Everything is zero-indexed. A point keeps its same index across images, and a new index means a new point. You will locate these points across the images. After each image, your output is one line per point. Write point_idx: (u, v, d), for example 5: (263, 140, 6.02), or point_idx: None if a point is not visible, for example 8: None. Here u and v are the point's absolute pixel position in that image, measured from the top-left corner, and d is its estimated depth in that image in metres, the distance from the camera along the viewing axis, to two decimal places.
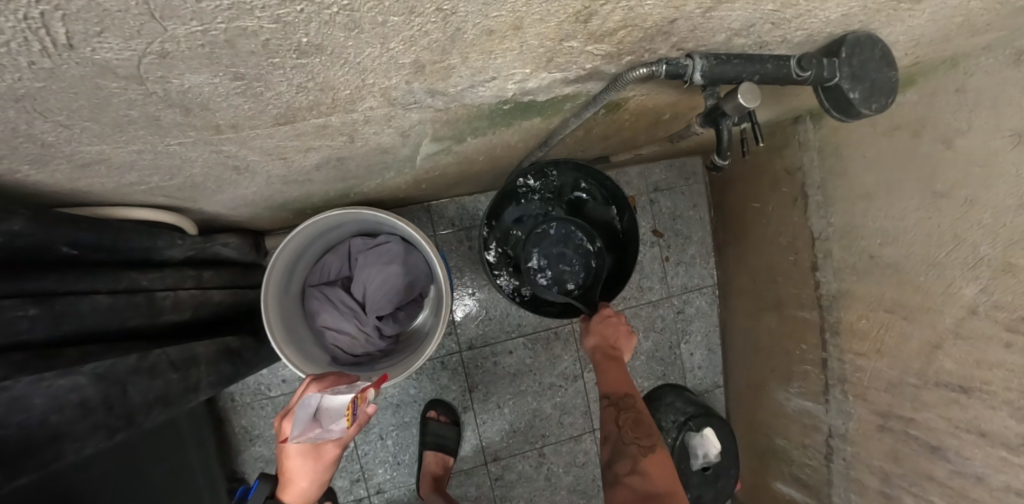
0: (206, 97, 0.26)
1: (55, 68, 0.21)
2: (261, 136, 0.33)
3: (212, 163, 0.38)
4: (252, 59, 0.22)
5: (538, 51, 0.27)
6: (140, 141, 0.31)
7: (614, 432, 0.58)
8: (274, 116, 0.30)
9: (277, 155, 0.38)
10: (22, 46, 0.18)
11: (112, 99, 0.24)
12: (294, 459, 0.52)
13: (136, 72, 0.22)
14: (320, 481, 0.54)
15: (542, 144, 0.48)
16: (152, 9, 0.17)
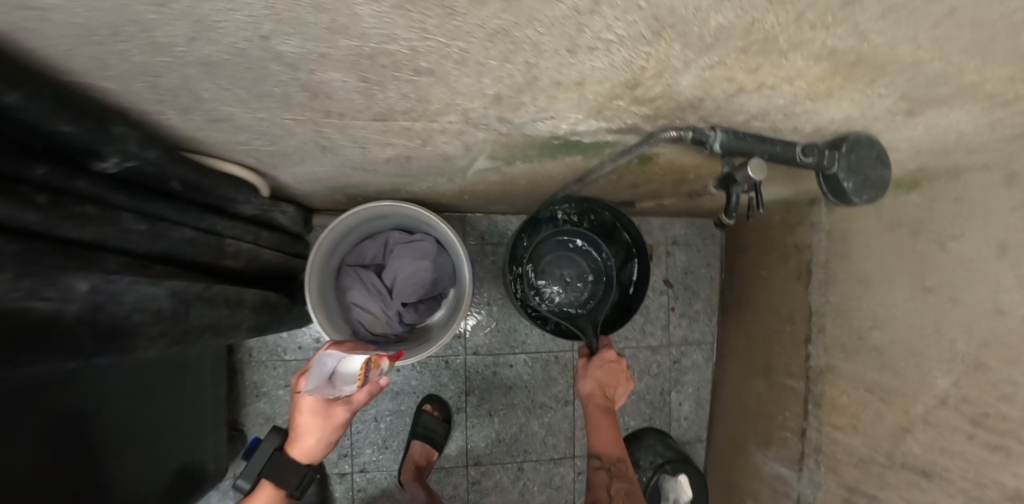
0: (333, 89, 0.34)
1: (245, 50, 0.29)
2: (356, 126, 0.41)
3: (307, 139, 0.45)
4: (381, 69, 0.30)
5: (591, 103, 0.34)
6: (266, 111, 0.39)
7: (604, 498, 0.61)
8: (374, 113, 0.38)
9: (361, 144, 0.45)
10: (237, 32, 0.26)
11: (267, 77, 0.32)
12: (307, 416, 0.59)
13: (296, 62, 0.30)
14: (326, 441, 0.61)
15: (578, 179, 0.55)
16: (335, 26, 0.25)
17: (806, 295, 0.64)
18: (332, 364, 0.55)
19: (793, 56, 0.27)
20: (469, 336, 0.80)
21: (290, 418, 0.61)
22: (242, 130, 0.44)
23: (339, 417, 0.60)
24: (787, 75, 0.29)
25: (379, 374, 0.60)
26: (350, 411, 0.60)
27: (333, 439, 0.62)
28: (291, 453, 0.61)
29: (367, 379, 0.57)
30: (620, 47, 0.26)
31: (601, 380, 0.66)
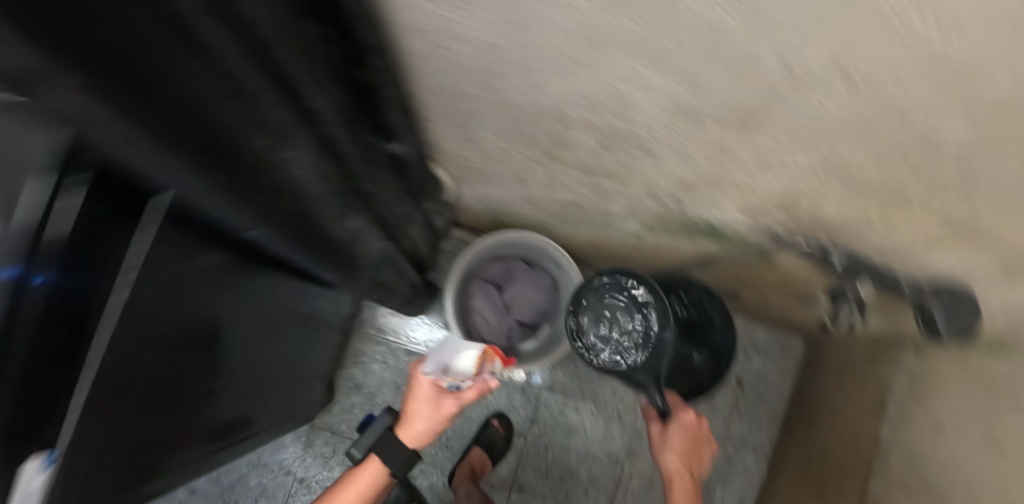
0: (570, 147, 0.49)
1: (536, 108, 0.44)
2: (561, 175, 0.56)
3: (513, 176, 0.61)
4: (618, 141, 0.45)
5: (749, 203, 0.47)
6: (503, 148, 0.55)
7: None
8: (582, 168, 0.52)
9: (550, 188, 0.60)
10: (546, 99, 0.42)
11: (532, 129, 0.48)
12: (421, 404, 0.72)
13: (563, 124, 0.45)
14: (431, 428, 0.73)
15: (699, 263, 0.67)
16: (612, 108, 0.41)
17: (875, 430, 0.68)
18: (449, 354, 0.67)
19: (916, 209, 0.38)
20: (550, 371, 0.89)
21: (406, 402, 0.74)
22: (473, 159, 0.60)
23: (446, 409, 0.73)
24: (908, 221, 0.41)
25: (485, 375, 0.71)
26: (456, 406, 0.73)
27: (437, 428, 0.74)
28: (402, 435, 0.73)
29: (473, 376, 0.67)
30: (793, 164, 0.40)
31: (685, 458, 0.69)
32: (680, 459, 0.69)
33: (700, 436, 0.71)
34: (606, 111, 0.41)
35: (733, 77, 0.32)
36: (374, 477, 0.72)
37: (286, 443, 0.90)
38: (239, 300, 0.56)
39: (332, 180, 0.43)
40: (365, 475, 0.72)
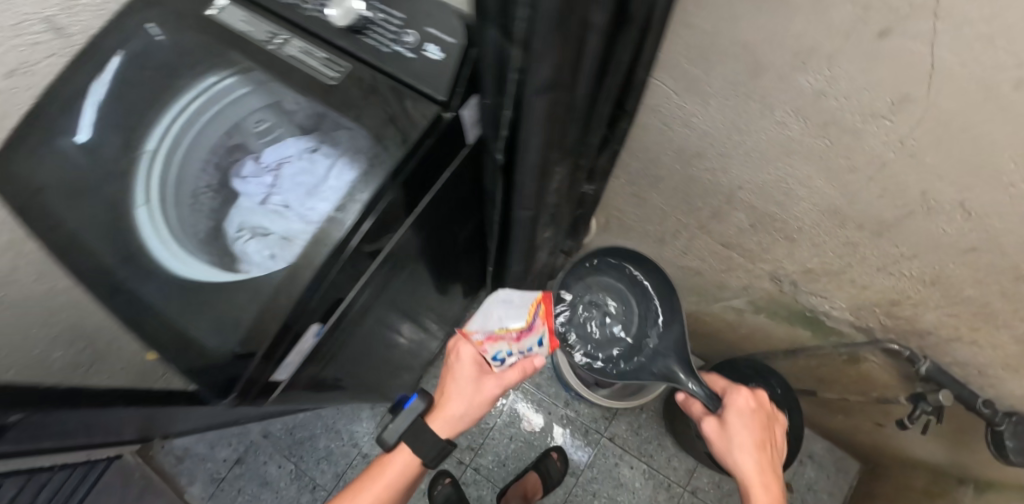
0: (722, 224, 0.65)
1: (711, 189, 0.61)
2: (700, 245, 0.71)
3: (655, 236, 0.77)
4: (766, 227, 0.61)
5: (858, 299, 0.61)
6: (659, 214, 0.71)
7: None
8: (723, 242, 0.68)
9: (684, 252, 0.76)
10: (724, 184, 0.59)
11: (698, 204, 0.65)
12: (462, 381, 0.68)
13: (725, 205, 0.62)
14: (472, 410, 0.67)
15: (791, 350, 0.79)
16: (776, 201, 0.56)
17: None
18: (500, 309, 0.76)
19: (1003, 332, 0.51)
20: (614, 423, 0.99)
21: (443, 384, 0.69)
22: (626, 217, 0.77)
23: (491, 390, 0.68)
24: (995, 341, 0.53)
25: (529, 343, 0.76)
26: (500, 386, 0.68)
27: (475, 415, 0.67)
28: (436, 425, 0.65)
29: (518, 331, 0.75)
30: (906, 273, 0.54)
31: (765, 456, 0.58)
32: (761, 455, 0.58)
33: (767, 418, 0.62)
34: (769, 202, 0.57)
35: (881, 197, 0.48)
36: (400, 466, 0.63)
37: (363, 418, 0.98)
38: (400, 283, 0.66)
39: (560, 191, 0.59)
40: (390, 468, 0.63)
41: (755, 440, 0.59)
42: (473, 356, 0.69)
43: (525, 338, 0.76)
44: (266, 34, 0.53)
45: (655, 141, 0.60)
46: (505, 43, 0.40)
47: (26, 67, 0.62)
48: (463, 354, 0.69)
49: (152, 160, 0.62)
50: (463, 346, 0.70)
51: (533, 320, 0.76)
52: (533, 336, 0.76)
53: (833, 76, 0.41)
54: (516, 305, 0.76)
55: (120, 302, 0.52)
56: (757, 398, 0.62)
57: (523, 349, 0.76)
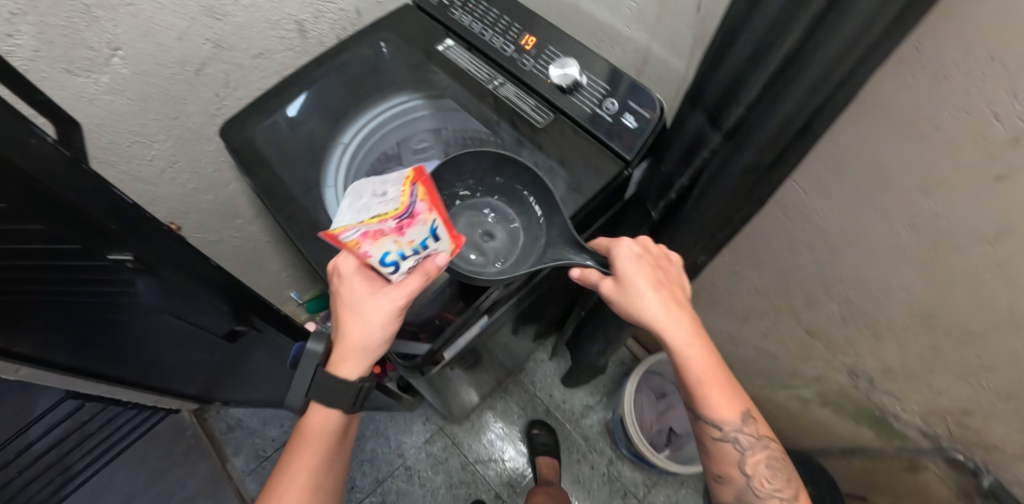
0: (815, 313, 0.75)
1: (815, 281, 0.71)
2: (788, 330, 0.82)
3: (746, 314, 0.88)
4: (857, 323, 0.70)
5: (932, 404, 0.68)
6: (758, 294, 0.82)
7: (741, 477, 0.55)
8: (812, 331, 0.77)
9: (767, 333, 0.86)
10: (827, 279, 0.69)
11: (798, 292, 0.75)
12: (358, 304, 0.52)
13: (824, 298, 0.72)
14: (384, 338, 0.54)
15: (849, 448, 0.88)
16: (873, 300, 0.66)
17: None
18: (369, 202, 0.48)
19: None
20: (652, 493, 1.00)
21: (338, 319, 0.54)
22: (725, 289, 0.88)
23: (391, 303, 0.52)
24: None
25: (421, 239, 0.48)
26: (403, 297, 0.52)
27: (386, 338, 0.55)
28: (345, 368, 0.54)
29: (402, 219, 0.46)
30: (984, 377, 0.60)
31: (673, 296, 0.54)
32: (674, 300, 0.54)
33: (668, 261, 0.56)
34: (867, 301, 0.67)
35: (971, 305, 0.56)
36: (329, 427, 0.58)
37: (412, 431, 1.05)
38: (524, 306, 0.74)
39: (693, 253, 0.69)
40: (314, 432, 0.57)
41: (652, 286, 0.53)
42: (364, 276, 0.52)
43: (415, 230, 0.47)
44: (485, 76, 0.65)
45: (778, 229, 0.71)
46: (708, 127, 0.52)
47: (269, 54, 0.73)
48: (353, 280, 0.52)
49: (343, 152, 0.70)
50: (344, 259, 0.52)
51: (413, 205, 0.46)
52: (425, 226, 0.47)
53: (950, 198, 0.51)
54: (391, 191, 0.48)
55: (323, 255, 0.62)
56: (640, 243, 0.55)
57: (419, 247, 0.49)
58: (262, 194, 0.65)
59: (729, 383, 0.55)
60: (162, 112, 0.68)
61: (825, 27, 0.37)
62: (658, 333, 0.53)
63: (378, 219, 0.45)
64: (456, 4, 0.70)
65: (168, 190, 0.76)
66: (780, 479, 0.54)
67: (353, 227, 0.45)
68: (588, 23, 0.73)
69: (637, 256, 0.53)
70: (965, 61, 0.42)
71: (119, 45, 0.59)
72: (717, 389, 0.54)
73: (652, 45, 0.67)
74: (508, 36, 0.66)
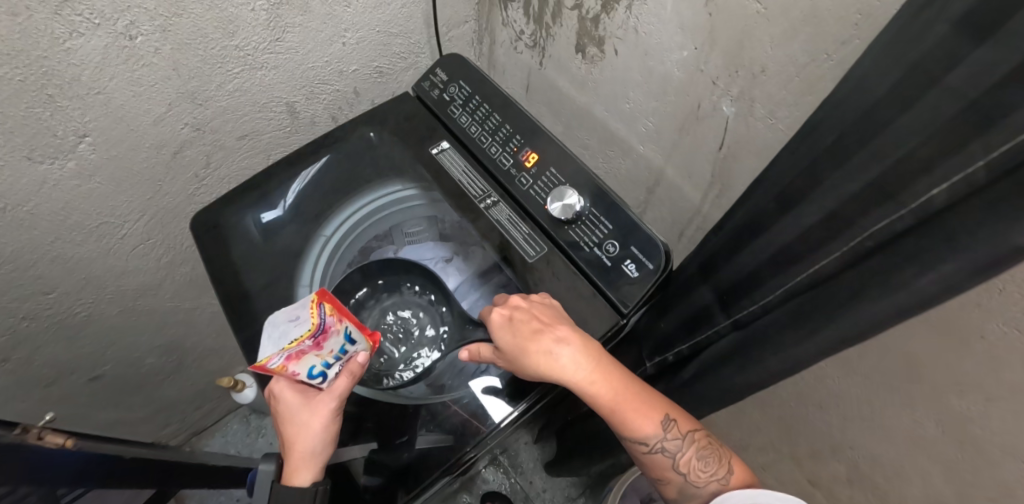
0: (821, 464, 0.69)
1: (823, 435, 0.66)
2: (788, 469, 0.76)
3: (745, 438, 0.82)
4: (865, 488, 0.64)
5: None
6: (759, 427, 0.76)
7: (679, 477, 0.51)
8: (814, 477, 0.72)
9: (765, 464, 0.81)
10: (836, 436, 0.64)
11: (802, 438, 0.69)
12: (291, 414, 0.50)
13: (831, 452, 0.66)
14: (327, 439, 0.50)
15: None
16: (886, 474, 0.60)
17: None
18: (282, 323, 0.46)
19: None
20: None
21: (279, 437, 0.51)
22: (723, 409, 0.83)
23: (325, 404, 0.49)
24: None
25: (340, 347, 0.47)
26: (336, 398, 0.50)
27: (331, 440, 0.51)
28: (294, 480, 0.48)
29: (317, 337, 0.44)
30: None
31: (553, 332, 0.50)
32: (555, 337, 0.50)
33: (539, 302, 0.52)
34: (876, 469, 0.61)
35: None
36: None
37: None
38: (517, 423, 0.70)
39: None
40: None
41: (523, 340, 0.49)
42: (295, 389, 0.50)
43: (332, 342, 0.46)
44: (478, 192, 0.62)
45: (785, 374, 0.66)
46: (716, 306, 0.46)
47: (255, 135, 0.69)
48: (283, 396, 0.50)
49: (326, 244, 0.66)
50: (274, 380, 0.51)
51: (325, 321, 0.44)
52: (341, 335, 0.46)
53: (987, 411, 0.44)
54: (301, 311, 0.45)
55: None
56: (508, 305, 0.52)
57: (340, 354, 0.48)
58: (226, 299, 0.60)
59: (637, 391, 0.50)
60: (136, 194, 0.64)
61: (866, 270, 0.31)
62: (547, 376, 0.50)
63: (294, 343, 0.42)
64: (457, 102, 0.66)
65: (139, 265, 0.72)
66: (715, 464, 0.50)
67: (274, 353, 0.43)
68: (601, 130, 0.69)
69: (509, 322, 0.51)
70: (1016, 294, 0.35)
71: (87, 132, 0.54)
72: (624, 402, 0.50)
73: (666, 167, 0.62)
74: (508, 149, 0.62)
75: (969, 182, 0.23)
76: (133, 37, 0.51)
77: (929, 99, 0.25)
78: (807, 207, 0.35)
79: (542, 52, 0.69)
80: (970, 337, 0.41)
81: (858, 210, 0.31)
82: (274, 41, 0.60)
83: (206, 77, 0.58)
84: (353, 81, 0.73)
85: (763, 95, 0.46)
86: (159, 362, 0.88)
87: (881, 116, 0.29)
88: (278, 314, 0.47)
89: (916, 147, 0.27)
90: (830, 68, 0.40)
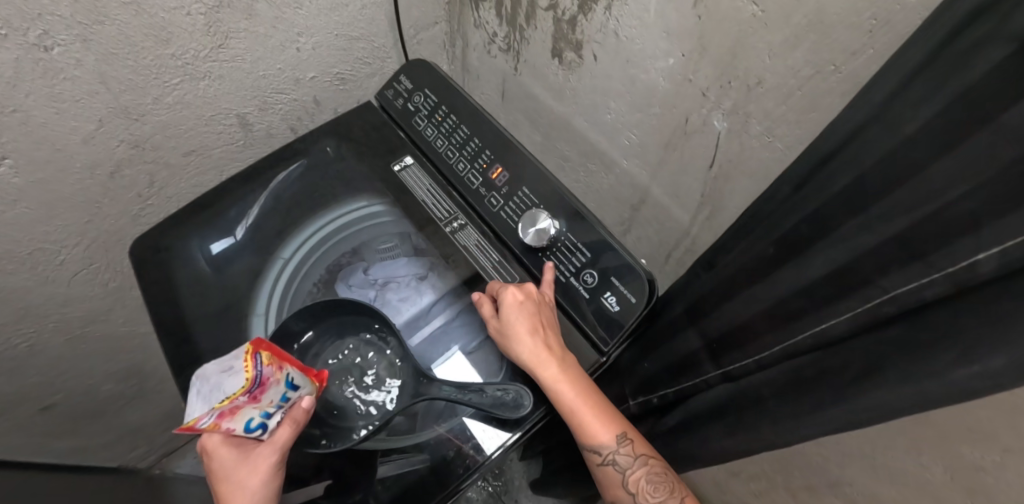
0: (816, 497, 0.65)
1: (821, 467, 0.62)
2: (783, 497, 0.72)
3: (738, 462, 0.78)
4: None
5: None
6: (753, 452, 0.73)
7: (627, 498, 0.46)
8: None
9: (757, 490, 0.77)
10: (833, 470, 0.60)
11: (798, 468, 0.65)
12: (226, 473, 0.45)
13: (827, 486, 0.62)
14: (268, 496, 0.46)
15: None
16: None
17: None
18: (215, 375, 0.41)
19: None
20: None
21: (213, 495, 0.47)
22: None
23: (266, 459, 0.46)
24: None
25: (282, 396, 0.43)
26: (278, 451, 0.46)
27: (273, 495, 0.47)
28: None
29: (253, 391, 0.40)
30: None
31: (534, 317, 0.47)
32: (533, 324, 0.47)
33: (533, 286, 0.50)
34: None
35: None
36: None
37: None
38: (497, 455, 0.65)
39: None
40: None
41: (516, 325, 0.47)
42: (230, 444, 0.46)
43: (271, 393, 0.42)
44: (444, 214, 0.57)
45: None
46: (703, 352, 0.42)
47: (204, 150, 0.63)
48: (216, 452, 0.45)
49: (283, 269, 0.60)
50: (206, 434, 0.46)
51: (262, 373, 0.40)
52: (281, 384, 0.42)
53: (1001, 465, 0.38)
54: (235, 360, 0.41)
55: None
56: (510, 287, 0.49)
57: (281, 402, 0.44)
58: (169, 333, 0.55)
59: (601, 399, 0.46)
60: (72, 217, 0.58)
61: (885, 337, 0.26)
62: (511, 353, 0.47)
63: (228, 401, 0.38)
64: (423, 113, 0.61)
65: (85, 291, 0.66)
66: (669, 493, 0.44)
67: (203, 414, 0.38)
68: (581, 143, 0.63)
69: (509, 306, 0.48)
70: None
71: (5, 154, 0.48)
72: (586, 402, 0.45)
73: (652, 184, 0.57)
74: (476, 165, 0.57)
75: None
76: (49, 48, 0.45)
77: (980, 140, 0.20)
78: (812, 253, 0.30)
79: (516, 57, 0.64)
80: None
81: (876, 265, 0.26)
82: (217, 48, 0.54)
83: (140, 90, 0.53)
84: (312, 89, 0.67)
85: (760, 111, 0.41)
86: (119, 387, 0.83)
87: (914, 156, 0.24)
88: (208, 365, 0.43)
89: (955, 199, 0.21)
90: (837, 82, 0.34)
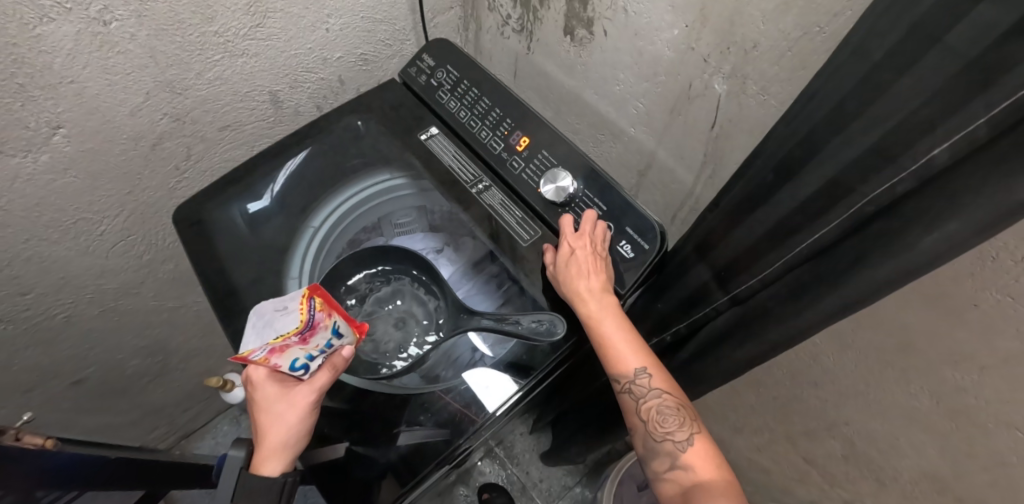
0: (815, 440, 0.70)
1: (818, 413, 0.67)
2: (783, 446, 0.78)
3: (741, 418, 0.84)
4: (858, 461, 0.65)
5: None
6: (755, 405, 0.78)
7: (639, 424, 0.51)
8: (808, 454, 0.74)
9: (759, 442, 0.83)
10: (829, 414, 0.65)
11: (796, 415, 0.71)
12: (269, 406, 0.50)
13: (825, 429, 0.67)
14: (302, 432, 0.51)
15: None
16: (875, 447, 0.61)
17: None
18: (274, 318, 0.48)
19: None
20: None
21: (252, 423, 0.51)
22: (718, 392, 0.85)
23: (303, 396, 0.50)
24: None
25: (327, 341, 0.48)
26: (315, 391, 0.50)
27: (307, 431, 0.51)
28: (269, 466, 0.49)
29: (305, 332, 0.45)
30: None
31: (585, 265, 0.50)
32: (583, 268, 0.50)
33: (592, 237, 0.52)
34: (869, 445, 0.62)
35: (989, 484, 0.49)
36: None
37: None
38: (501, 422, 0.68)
39: None
40: None
41: (567, 266, 0.50)
42: (274, 379, 0.50)
43: (319, 337, 0.47)
44: (469, 177, 0.62)
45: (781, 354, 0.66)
46: (713, 283, 0.47)
47: (238, 125, 0.67)
48: (262, 384, 0.50)
49: (314, 236, 0.64)
50: (253, 367, 0.50)
51: (314, 317, 0.45)
52: (329, 330, 0.47)
53: (981, 381, 0.43)
54: (292, 306, 0.47)
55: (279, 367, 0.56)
56: (569, 236, 0.52)
57: (326, 347, 0.49)
58: (212, 292, 0.58)
59: (634, 339, 0.50)
60: (115, 187, 0.62)
61: (867, 235, 0.31)
62: (557, 289, 0.51)
63: (280, 339, 0.45)
64: (445, 87, 0.66)
65: (120, 263, 0.70)
66: (677, 424, 0.49)
67: (256, 348, 0.45)
68: (591, 115, 0.69)
69: (565, 250, 0.51)
70: (1007, 262, 0.35)
71: (60, 123, 0.52)
72: (617, 339, 0.49)
73: (657, 149, 0.63)
74: (498, 133, 0.62)
75: (968, 139, 0.23)
76: (107, 23, 0.48)
77: (930, 58, 0.25)
78: (805, 176, 0.35)
79: (529, 37, 0.69)
80: (963, 307, 0.40)
81: (858, 175, 0.31)
82: (255, 27, 0.59)
83: (185, 65, 0.56)
84: (337, 69, 0.72)
85: (755, 71, 0.46)
86: (144, 364, 0.86)
87: (885, 81, 0.29)
88: (267, 306, 0.51)
89: (917, 108, 0.26)
90: (822, 41, 0.39)
